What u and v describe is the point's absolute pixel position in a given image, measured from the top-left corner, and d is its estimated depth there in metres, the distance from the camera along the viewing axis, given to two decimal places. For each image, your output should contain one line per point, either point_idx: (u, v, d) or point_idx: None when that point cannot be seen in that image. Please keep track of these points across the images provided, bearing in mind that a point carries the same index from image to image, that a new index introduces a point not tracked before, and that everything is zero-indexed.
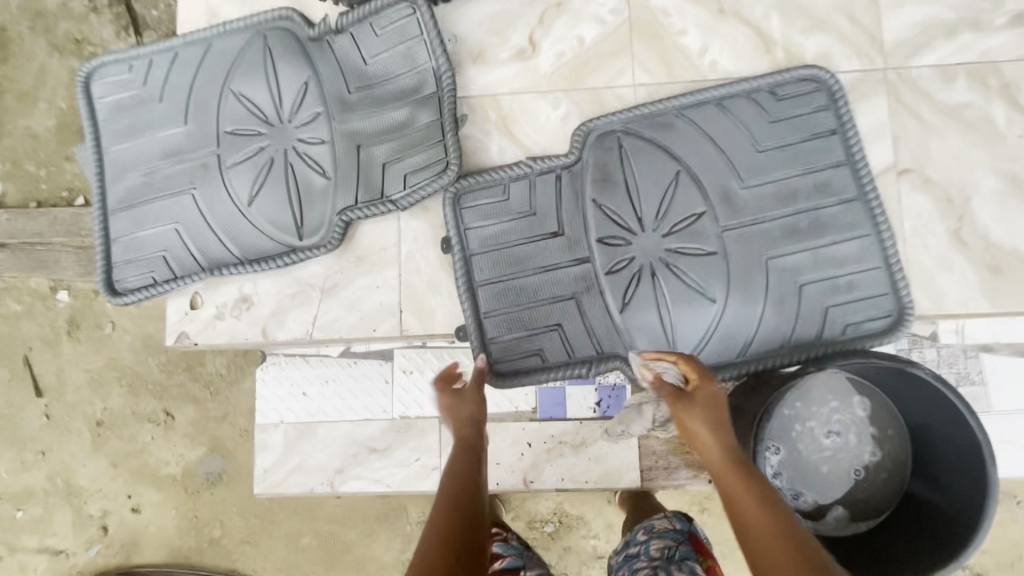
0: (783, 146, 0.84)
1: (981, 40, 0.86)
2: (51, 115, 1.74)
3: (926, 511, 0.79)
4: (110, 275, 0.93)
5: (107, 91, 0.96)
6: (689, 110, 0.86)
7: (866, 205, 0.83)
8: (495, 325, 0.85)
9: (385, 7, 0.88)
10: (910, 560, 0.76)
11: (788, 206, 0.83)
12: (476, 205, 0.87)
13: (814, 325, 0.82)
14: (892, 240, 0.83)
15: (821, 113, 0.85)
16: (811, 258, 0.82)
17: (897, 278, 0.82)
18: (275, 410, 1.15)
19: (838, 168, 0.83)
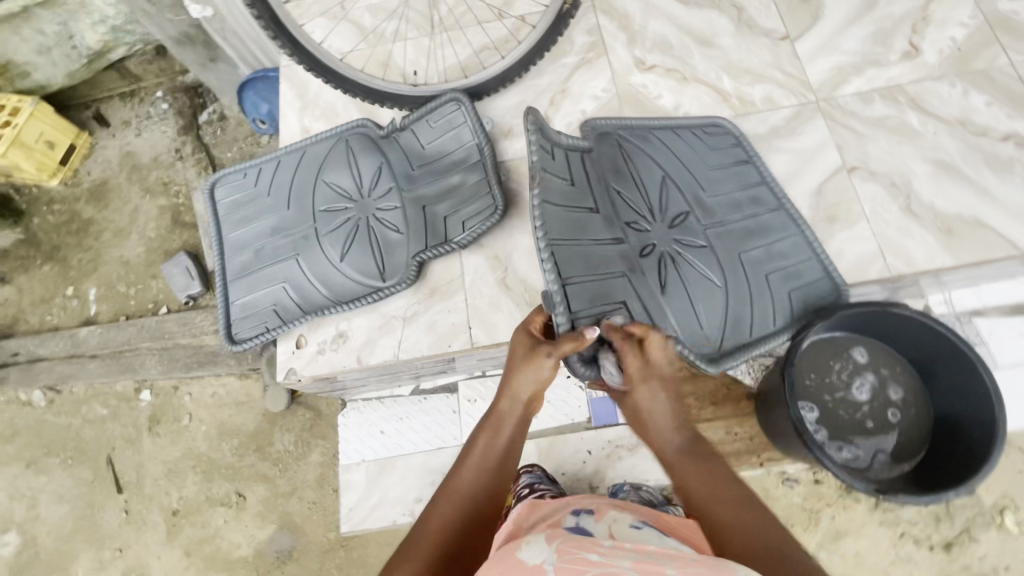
0: (721, 168, 1.07)
1: (884, 72, 1.15)
2: (141, 243, 2.03)
3: (956, 427, 0.91)
4: (230, 330, 1.14)
5: (227, 193, 1.25)
6: (656, 131, 1.08)
7: (788, 213, 1.03)
8: (577, 293, 0.81)
9: (437, 106, 1.18)
10: (956, 468, 0.88)
11: (739, 212, 1.03)
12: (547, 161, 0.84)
13: (786, 309, 0.97)
14: (814, 237, 1.02)
15: (734, 148, 1.09)
16: (765, 253, 1.00)
17: (829, 266, 0.99)
18: (357, 450, 1.27)
19: (762, 185, 1.05)
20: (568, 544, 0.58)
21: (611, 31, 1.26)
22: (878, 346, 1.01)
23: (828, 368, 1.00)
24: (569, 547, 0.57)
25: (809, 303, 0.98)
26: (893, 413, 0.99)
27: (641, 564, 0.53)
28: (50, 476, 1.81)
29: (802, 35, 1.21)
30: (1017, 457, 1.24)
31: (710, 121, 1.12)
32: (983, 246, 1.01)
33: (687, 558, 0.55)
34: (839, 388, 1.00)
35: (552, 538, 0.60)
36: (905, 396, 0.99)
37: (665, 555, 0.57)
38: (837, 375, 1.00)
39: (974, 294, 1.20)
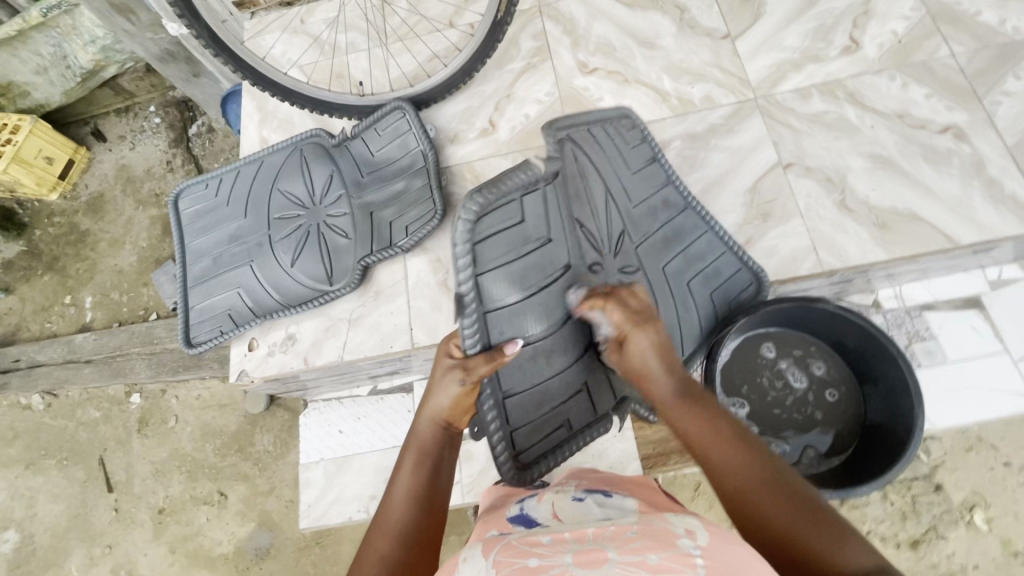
0: (639, 171, 0.94)
1: (823, 68, 1.15)
2: (133, 253, 2.10)
3: (882, 399, 0.93)
4: (188, 334, 1.19)
5: (189, 203, 1.30)
6: (596, 128, 0.89)
7: (695, 212, 0.98)
8: (514, 407, 0.85)
9: (384, 114, 1.22)
10: (885, 444, 0.90)
11: (656, 221, 0.94)
12: (492, 230, 0.71)
13: (705, 316, 0.98)
14: (725, 231, 0.98)
15: (643, 144, 0.96)
16: (684, 259, 0.95)
17: (744, 257, 0.98)
18: (315, 449, 1.30)
19: (665, 189, 0.96)
20: (504, 552, 0.53)
21: (556, 36, 1.29)
22: (790, 333, 1.03)
23: (757, 374, 1.02)
24: (506, 558, 0.51)
25: (728, 300, 0.99)
26: (829, 394, 1.00)
27: (581, 553, 0.49)
28: (47, 476, 1.88)
29: (743, 32, 1.21)
30: (982, 454, 1.21)
31: (620, 113, 0.95)
32: (918, 240, 1.01)
33: (626, 535, 0.52)
34: (770, 390, 1.01)
35: (489, 550, 0.54)
36: (832, 375, 1.01)
37: (604, 534, 0.53)
38: (765, 377, 1.02)
39: (925, 288, 1.18)
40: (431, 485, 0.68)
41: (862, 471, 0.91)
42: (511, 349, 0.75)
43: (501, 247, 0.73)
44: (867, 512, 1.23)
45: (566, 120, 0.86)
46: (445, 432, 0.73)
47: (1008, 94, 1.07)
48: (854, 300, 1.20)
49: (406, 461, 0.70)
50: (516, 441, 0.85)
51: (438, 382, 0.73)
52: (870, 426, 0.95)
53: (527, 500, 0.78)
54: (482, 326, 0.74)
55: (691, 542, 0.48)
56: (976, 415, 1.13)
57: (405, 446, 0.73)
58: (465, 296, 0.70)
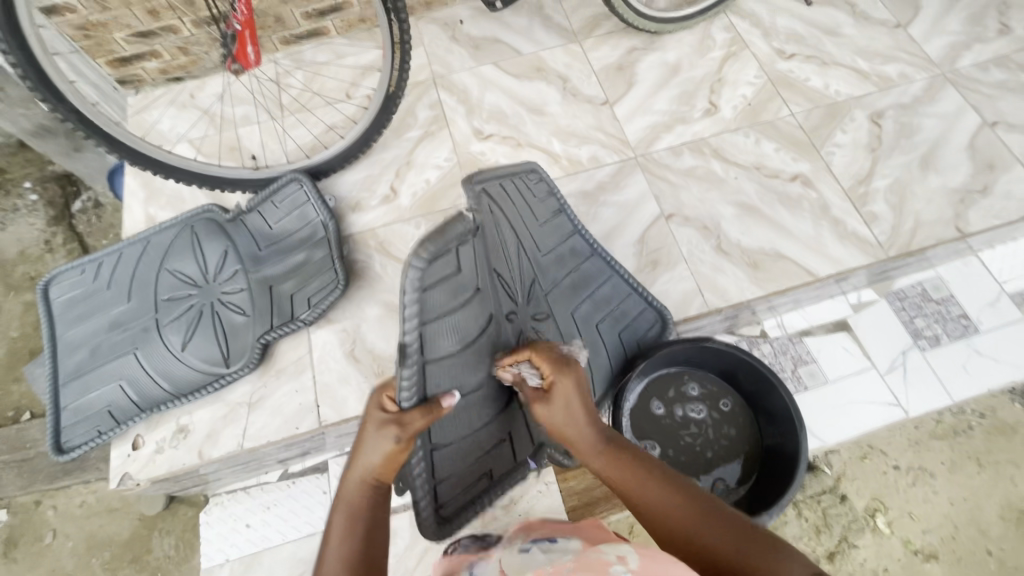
0: (547, 222, 1.00)
1: (689, 128, 1.29)
2: (3, 345, 1.85)
3: (761, 397, 1.02)
4: (58, 439, 1.06)
5: (62, 291, 1.19)
6: (508, 181, 0.92)
7: (602, 258, 1.07)
8: (444, 462, 0.80)
9: (280, 186, 1.20)
10: (782, 462, 0.96)
11: (564, 268, 1.01)
12: (440, 284, 0.62)
13: (616, 356, 1.03)
14: (629, 273, 1.08)
15: (549, 196, 1.04)
16: (592, 304, 1.02)
17: (648, 296, 1.07)
18: (220, 549, 1.18)
19: (573, 237, 1.04)
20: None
21: (451, 105, 1.35)
22: (670, 375, 1.08)
23: (676, 435, 1.05)
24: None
25: (636, 338, 1.06)
26: (724, 404, 1.07)
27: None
28: None
29: (620, 99, 1.34)
30: (877, 460, 1.31)
31: (531, 167, 1.02)
32: (784, 277, 1.12)
33: (564, 572, 0.56)
34: (689, 439, 1.05)
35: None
36: (713, 390, 1.08)
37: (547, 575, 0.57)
38: (675, 427, 1.06)
39: (801, 316, 1.31)
40: (361, 545, 0.64)
41: (780, 462, 0.97)
42: (446, 402, 0.69)
43: (444, 299, 0.65)
44: (786, 531, 1.29)
45: (478, 175, 0.84)
46: (374, 488, 0.68)
47: (839, 145, 1.25)
48: (744, 333, 1.30)
49: (336, 525, 0.66)
50: (438, 497, 0.81)
51: (366, 437, 0.67)
52: (767, 446, 1.02)
53: (478, 562, 0.78)
54: (420, 380, 0.66)
55: (622, 566, 0.54)
56: (859, 428, 1.23)
57: (335, 502, 0.69)
58: (411, 349, 0.62)
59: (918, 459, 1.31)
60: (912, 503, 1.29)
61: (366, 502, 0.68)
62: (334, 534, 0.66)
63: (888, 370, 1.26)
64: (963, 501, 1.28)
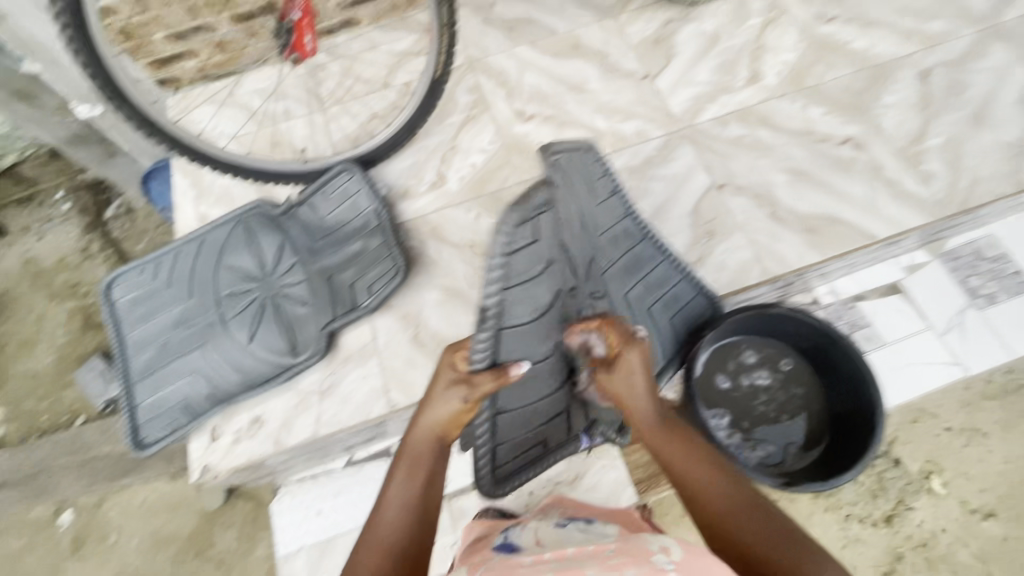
0: (604, 200, 1.00)
1: (734, 98, 1.28)
2: (51, 352, 1.85)
3: (827, 359, 1.03)
4: (137, 436, 1.09)
5: (124, 291, 1.21)
6: (571, 158, 0.93)
7: (653, 242, 1.04)
8: (508, 428, 0.87)
9: (331, 178, 1.20)
10: (856, 421, 0.98)
11: (618, 249, 1.00)
12: (516, 251, 0.74)
13: (668, 339, 1.03)
14: (680, 258, 1.06)
15: (606, 179, 1.02)
16: (644, 287, 1.02)
17: (697, 282, 1.05)
18: (294, 536, 1.21)
19: (626, 219, 1.03)
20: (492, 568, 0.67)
21: (491, 88, 1.35)
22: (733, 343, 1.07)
23: (744, 403, 1.06)
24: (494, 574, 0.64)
25: (687, 323, 1.06)
26: (784, 363, 1.08)
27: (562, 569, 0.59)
28: None
29: (660, 72, 1.33)
30: (929, 423, 1.31)
31: (592, 141, 1.00)
32: (842, 240, 1.12)
33: (605, 552, 0.60)
34: (757, 404, 1.06)
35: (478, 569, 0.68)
36: (774, 352, 1.08)
37: (584, 553, 0.62)
38: (742, 395, 1.07)
39: (854, 282, 1.30)
40: (424, 495, 0.71)
41: (853, 418, 0.99)
42: (515, 371, 0.73)
43: (520, 267, 0.75)
44: (845, 495, 1.31)
45: (555, 148, 0.90)
46: (439, 444, 0.73)
47: (888, 106, 1.24)
48: (797, 300, 1.30)
49: (400, 471, 0.72)
50: (496, 457, 0.86)
51: (437, 394, 0.74)
52: (836, 406, 1.03)
53: (512, 530, 0.87)
54: (495, 344, 0.74)
55: (665, 557, 0.57)
56: (918, 389, 1.24)
57: (399, 452, 0.75)
58: (488, 311, 0.72)
59: (971, 420, 1.31)
60: (973, 461, 1.29)
61: (430, 457, 0.73)
62: (396, 479, 0.72)
63: (946, 330, 1.25)
64: (1021, 458, 1.29)
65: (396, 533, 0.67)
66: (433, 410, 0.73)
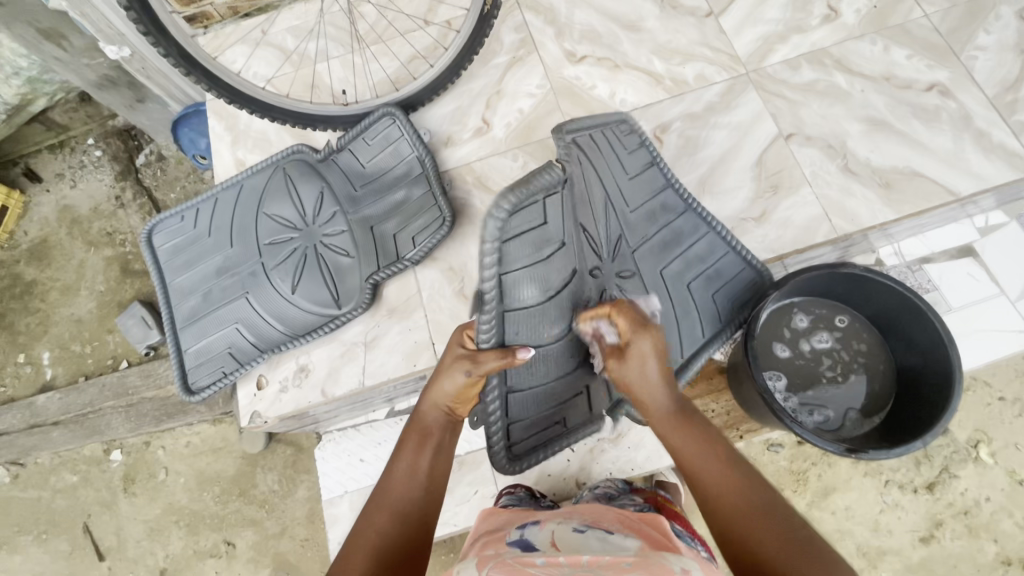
0: (636, 175, 0.95)
1: (807, 38, 1.17)
2: (92, 299, 1.88)
3: (896, 322, 0.97)
4: (185, 381, 1.10)
5: (165, 238, 1.19)
6: (596, 132, 0.90)
7: (696, 214, 1.00)
8: (519, 407, 0.84)
9: (372, 122, 1.15)
10: (926, 385, 0.92)
11: (654, 224, 0.96)
12: (519, 234, 0.64)
13: (711, 315, 0.99)
14: (727, 229, 1.01)
15: (641, 148, 0.99)
16: (683, 263, 0.97)
17: (746, 255, 1.01)
18: (339, 482, 1.23)
19: (665, 191, 0.98)
20: (500, 565, 0.63)
21: (538, 27, 1.25)
22: (785, 305, 1.04)
23: (804, 366, 1.02)
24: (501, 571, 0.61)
25: (732, 298, 1.01)
26: (839, 321, 1.03)
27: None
28: (26, 554, 1.67)
29: (725, 9, 1.21)
30: (981, 392, 1.27)
31: (621, 116, 0.98)
32: (922, 196, 1.04)
33: (621, 564, 0.59)
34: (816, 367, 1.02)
35: (485, 564, 0.64)
36: (826, 312, 1.04)
37: (599, 562, 0.61)
38: (799, 357, 1.03)
39: (921, 243, 1.22)
40: (432, 464, 0.73)
41: (923, 383, 0.93)
42: (522, 354, 0.72)
43: (524, 251, 0.66)
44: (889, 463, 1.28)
45: (569, 126, 0.87)
46: (446, 416, 0.76)
47: (982, 48, 1.12)
48: (858, 262, 1.22)
49: (408, 443, 0.74)
50: (511, 435, 0.86)
51: (444, 368, 0.74)
52: (904, 370, 0.98)
53: (529, 527, 0.82)
54: (499, 326, 0.71)
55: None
56: (983, 357, 1.17)
57: (408, 425, 0.77)
58: (488, 295, 0.66)
59: None
60: None
61: (438, 428, 0.75)
62: (404, 451, 0.74)
63: (1019, 296, 1.18)
64: None
65: (403, 498, 0.69)
66: (440, 385, 0.75)
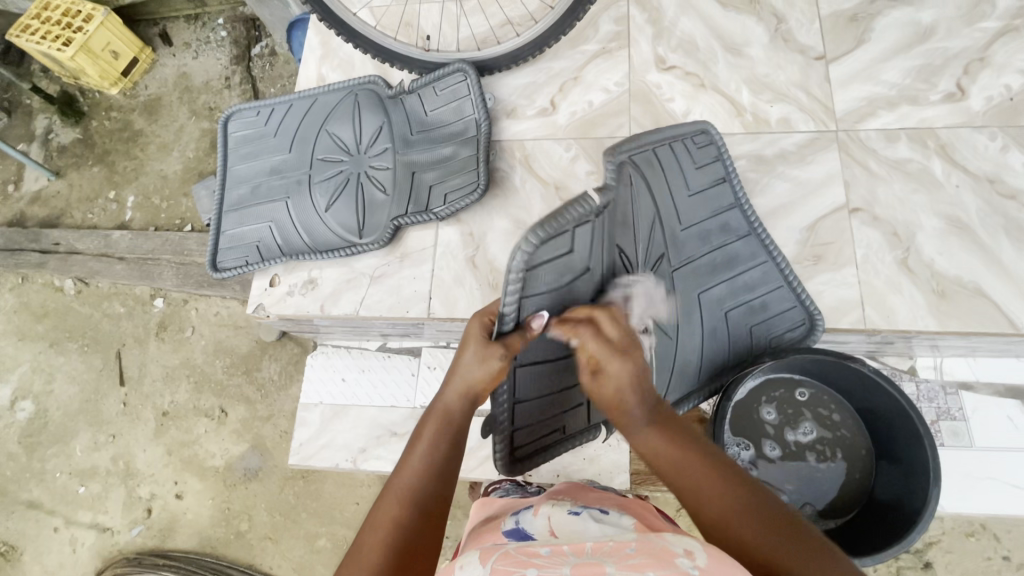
0: (700, 192, 0.90)
1: (918, 112, 1.06)
2: (180, 162, 2.06)
3: (889, 433, 0.91)
4: (214, 258, 1.20)
5: (237, 127, 1.29)
6: (657, 146, 0.85)
7: (759, 240, 0.94)
8: (526, 411, 0.81)
9: (445, 74, 1.18)
10: (900, 507, 0.87)
11: (708, 244, 0.90)
12: (549, 259, 0.63)
13: (742, 343, 0.94)
14: (788, 264, 0.94)
15: (716, 163, 0.93)
16: (728, 288, 0.91)
17: (800, 294, 0.94)
18: (318, 391, 1.32)
19: (732, 212, 0.93)
20: (502, 558, 0.47)
21: (639, 23, 1.21)
22: (762, 383, 0.99)
23: (777, 447, 0.97)
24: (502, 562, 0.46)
25: (771, 335, 0.95)
26: (799, 393, 0.99)
27: (579, 565, 0.45)
28: (68, 358, 1.91)
29: (840, 57, 1.12)
30: (985, 544, 1.15)
31: (700, 128, 0.94)
32: (976, 318, 0.94)
33: (624, 549, 0.47)
34: (789, 452, 0.97)
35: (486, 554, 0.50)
36: (784, 393, 0.99)
37: (603, 549, 0.47)
38: (775, 435, 0.98)
39: (969, 367, 1.11)
40: (450, 453, 0.62)
41: (893, 502, 0.88)
42: (539, 325, 0.66)
43: (549, 276, 0.65)
44: None
45: (630, 143, 0.82)
46: (471, 404, 0.66)
47: None
48: (889, 362, 1.13)
49: (426, 430, 0.64)
50: (513, 440, 0.82)
51: (471, 350, 0.67)
52: (878, 484, 0.92)
53: (524, 513, 0.70)
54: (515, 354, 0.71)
55: (690, 561, 0.43)
56: (990, 507, 1.06)
57: (427, 411, 0.67)
58: (506, 316, 0.65)
59: None
60: None
61: (459, 414, 0.65)
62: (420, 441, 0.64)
63: None
64: None
65: (414, 491, 0.59)
66: (467, 368, 0.66)
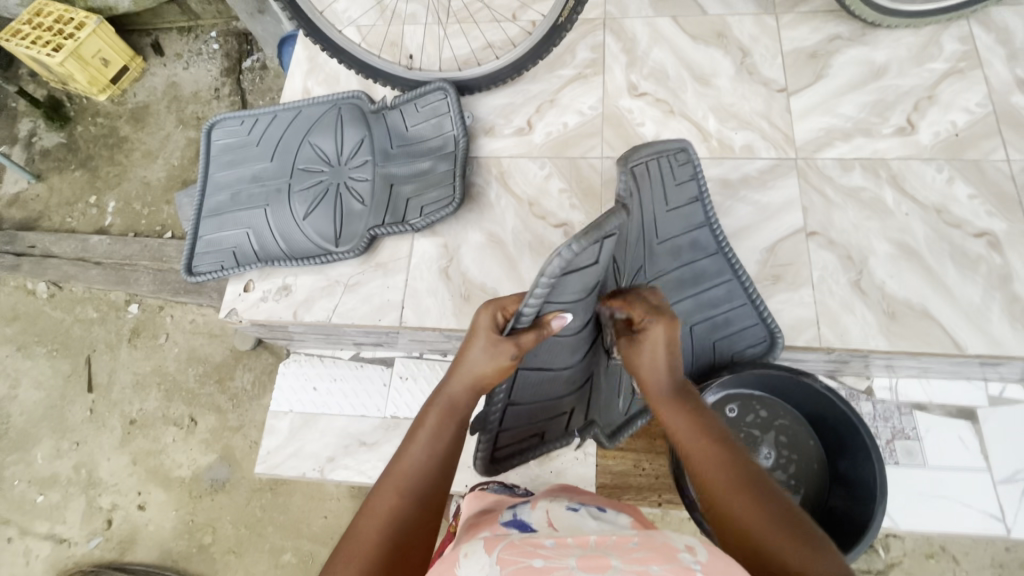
0: (677, 208, 0.94)
1: (871, 144, 1.12)
2: (164, 169, 2.07)
3: (840, 444, 0.94)
4: (190, 262, 1.21)
5: (221, 135, 1.31)
6: (647, 160, 0.90)
7: (726, 258, 0.98)
8: (514, 416, 0.83)
9: (426, 92, 1.22)
10: (854, 517, 0.89)
11: (678, 259, 0.95)
12: (575, 273, 0.65)
13: (706, 357, 0.97)
14: (751, 281, 0.98)
15: (690, 182, 0.97)
16: (694, 303, 0.96)
17: (763, 312, 0.97)
18: (287, 399, 1.32)
19: (700, 229, 0.97)
20: (508, 548, 0.48)
21: (614, 52, 1.27)
22: (718, 401, 1.01)
23: None
24: (509, 554, 0.47)
25: (733, 350, 0.98)
26: (733, 410, 1.01)
27: (585, 557, 0.45)
28: (35, 362, 1.87)
29: (801, 90, 1.19)
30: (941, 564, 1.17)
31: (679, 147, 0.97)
32: (923, 338, 0.98)
33: (628, 542, 0.48)
34: None
35: (492, 544, 0.50)
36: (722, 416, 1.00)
37: (606, 542, 0.49)
38: None
39: (922, 388, 1.15)
40: (452, 448, 0.63)
41: (846, 513, 0.91)
42: (558, 321, 0.67)
43: (569, 288, 0.67)
44: None
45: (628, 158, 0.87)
46: (474, 396, 0.67)
47: None
48: (847, 381, 1.17)
49: (427, 421, 0.64)
50: (496, 441, 0.85)
51: (478, 348, 0.66)
52: (833, 495, 0.94)
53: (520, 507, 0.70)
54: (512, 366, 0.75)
55: (692, 556, 0.44)
56: (943, 526, 1.09)
57: (429, 402, 0.67)
58: (522, 318, 0.66)
59: None
60: None
61: (463, 404, 0.66)
62: (422, 428, 0.64)
63: (1006, 480, 1.08)
64: None
65: (412, 480, 0.59)
66: (474, 362, 0.66)
